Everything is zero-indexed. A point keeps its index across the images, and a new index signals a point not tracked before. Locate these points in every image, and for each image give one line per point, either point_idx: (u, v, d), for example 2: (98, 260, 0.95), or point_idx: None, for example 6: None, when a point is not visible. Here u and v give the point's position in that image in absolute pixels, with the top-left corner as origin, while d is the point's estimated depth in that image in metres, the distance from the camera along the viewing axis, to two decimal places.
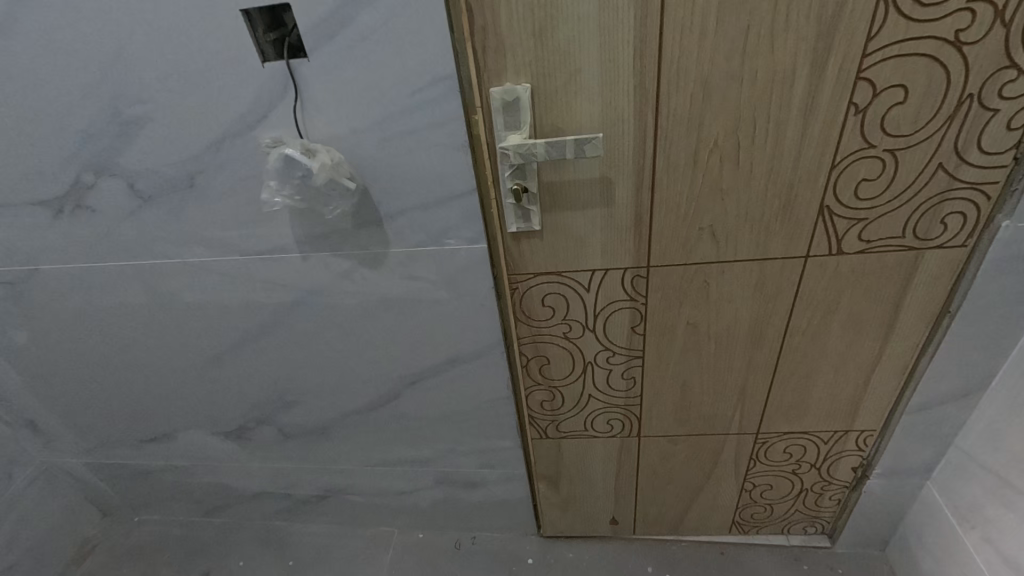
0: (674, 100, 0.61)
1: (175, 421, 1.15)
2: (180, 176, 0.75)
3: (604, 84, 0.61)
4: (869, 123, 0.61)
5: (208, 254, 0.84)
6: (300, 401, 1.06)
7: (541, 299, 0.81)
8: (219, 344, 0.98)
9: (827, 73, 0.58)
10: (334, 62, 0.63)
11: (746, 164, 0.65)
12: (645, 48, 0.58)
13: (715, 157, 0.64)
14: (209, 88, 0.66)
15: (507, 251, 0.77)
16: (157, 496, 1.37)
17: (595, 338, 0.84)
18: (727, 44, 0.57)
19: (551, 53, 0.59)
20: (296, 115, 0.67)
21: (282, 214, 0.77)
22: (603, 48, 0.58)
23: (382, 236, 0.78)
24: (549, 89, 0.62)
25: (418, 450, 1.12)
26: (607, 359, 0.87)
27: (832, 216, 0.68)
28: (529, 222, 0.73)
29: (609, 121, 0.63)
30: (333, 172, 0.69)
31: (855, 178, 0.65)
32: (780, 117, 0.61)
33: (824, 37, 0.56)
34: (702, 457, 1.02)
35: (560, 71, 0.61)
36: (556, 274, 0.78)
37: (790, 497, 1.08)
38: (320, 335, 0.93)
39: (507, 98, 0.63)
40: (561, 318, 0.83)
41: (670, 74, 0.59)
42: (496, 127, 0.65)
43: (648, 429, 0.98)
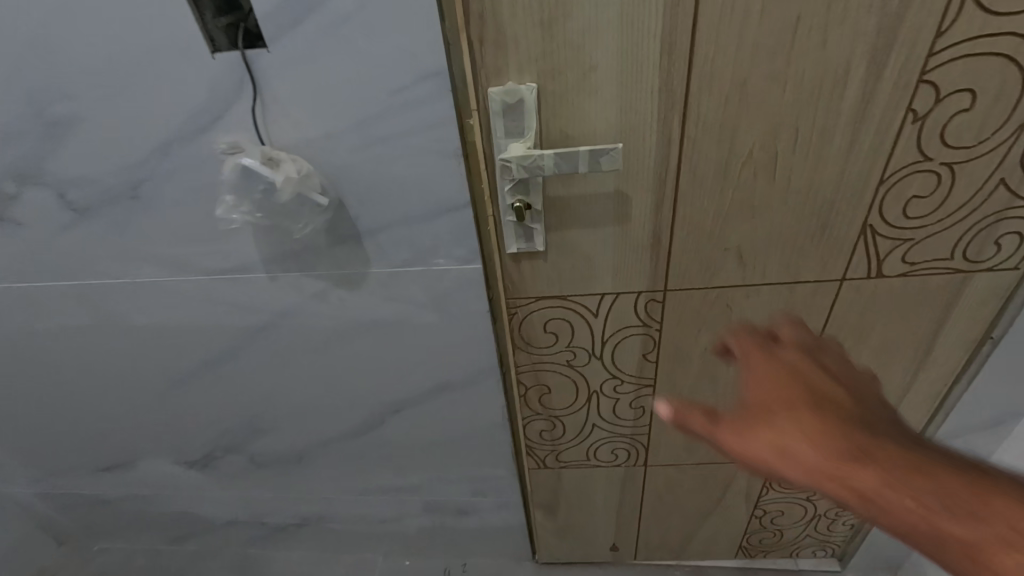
0: (705, 105, 0.52)
1: (133, 449, 1.04)
2: (117, 185, 0.63)
3: (624, 85, 0.51)
4: (927, 133, 0.52)
5: (159, 273, 0.73)
6: (271, 429, 0.95)
7: (543, 325, 0.72)
8: (178, 371, 0.87)
9: (885, 75, 0.49)
10: (301, 53, 0.53)
11: (783, 177, 0.56)
12: (674, 42, 0.48)
13: (749, 171, 0.56)
14: (149, 82, 0.55)
15: (506, 274, 0.67)
16: (119, 524, 1.26)
17: (602, 365, 0.76)
18: (771, 40, 0.48)
19: (561, 47, 0.50)
20: (256, 116, 0.57)
21: (243, 232, 0.66)
22: (625, 42, 0.49)
23: (361, 255, 0.68)
24: (558, 89, 0.52)
25: (403, 479, 1.03)
26: (614, 388, 0.79)
27: (875, 236, 0.60)
28: (532, 243, 0.63)
29: (628, 128, 0.54)
30: (300, 186, 0.59)
31: (905, 194, 0.57)
32: (826, 125, 0.52)
33: (886, 32, 0.47)
34: (712, 484, 0.95)
35: (572, 68, 0.51)
36: (561, 298, 0.69)
37: (802, 522, 1.02)
38: (292, 361, 0.83)
39: (509, 99, 0.53)
40: (565, 345, 0.75)
41: (702, 74, 0.50)
42: (495, 133, 0.55)
43: (656, 458, 0.90)
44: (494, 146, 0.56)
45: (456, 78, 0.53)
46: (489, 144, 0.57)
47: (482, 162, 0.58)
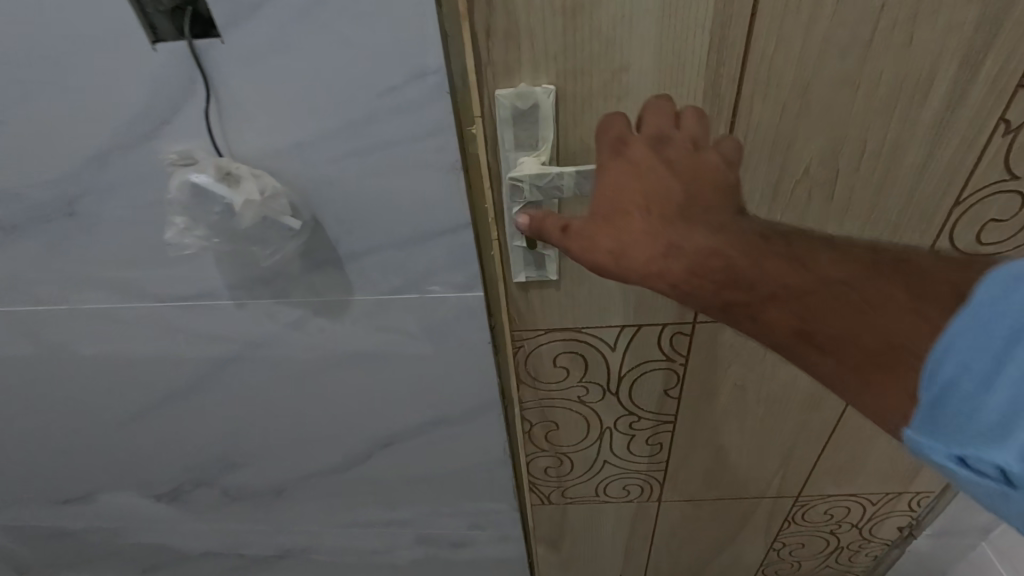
0: (757, 110, 0.43)
1: (93, 483, 0.94)
2: (49, 201, 0.53)
3: (660, 87, 0.43)
4: (1019, 147, 0.44)
5: (107, 299, 0.63)
6: (247, 463, 0.86)
7: (553, 359, 0.64)
8: (137, 403, 0.77)
9: (978, 77, 0.41)
10: (264, 45, 0.43)
11: (843, 198, 0.47)
12: (724, 35, 0.40)
13: (804, 190, 0.47)
14: (79, 78, 0.45)
15: (512, 304, 0.59)
16: (83, 555, 1.16)
17: (617, 401, 0.68)
18: (845, 33, 0.39)
19: (586, 42, 0.41)
20: (211, 122, 0.47)
21: (203, 256, 0.56)
22: (664, 35, 0.40)
23: (343, 281, 0.58)
24: (580, 93, 0.44)
25: (394, 512, 0.94)
26: (630, 425, 0.71)
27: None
28: (543, 270, 0.55)
29: None
30: (265, 209, 0.49)
31: (982, 218, 0.48)
32: (900, 137, 0.44)
33: (986, 24, 0.38)
34: (729, 519, 0.88)
35: (598, 67, 0.42)
36: (574, 331, 0.60)
37: (822, 554, 0.95)
38: (267, 393, 0.73)
39: (521, 104, 0.45)
40: (576, 381, 0.66)
41: (756, 73, 0.41)
42: (503, 145, 0.47)
43: (671, 493, 0.83)
44: (501, 160, 0.48)
45: (456, 77, 0.44)
46: (496, 157, 0.49)
47: (486, 177, 0.50)
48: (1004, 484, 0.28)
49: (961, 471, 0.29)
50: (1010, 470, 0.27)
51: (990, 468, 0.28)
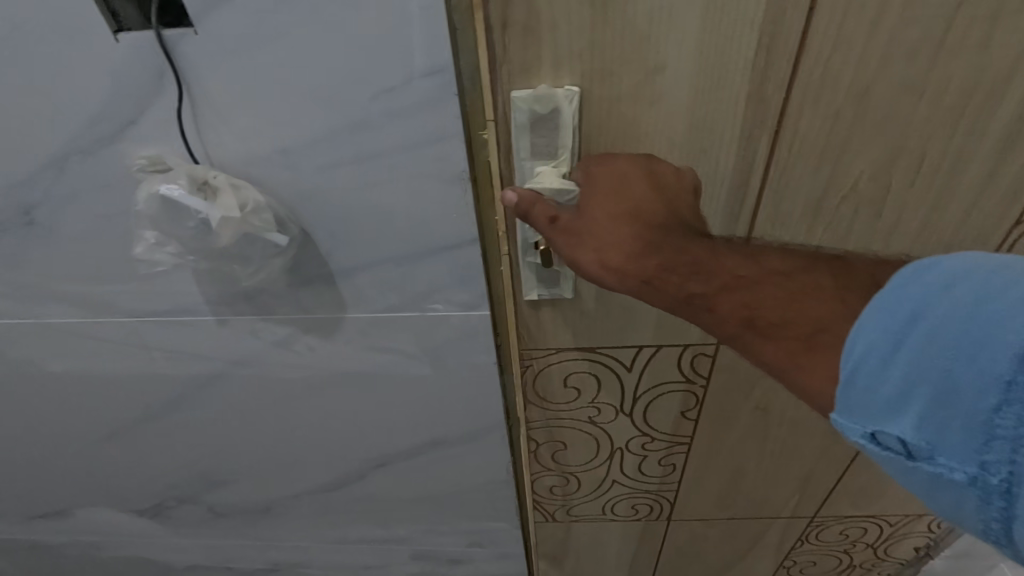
0: (805, 118, 0.38)
1: (69, 499, 0.88)
2: (3, 209, 0.47)
3: (699, 90, 0.37)
4: None
5: (74, 315, 0.57)
6: (233, 481, 0.81)
7: (564, 379, 0.58)
8: (113, 420, 0.72)
9: None
10: (245, 38, 0.37)
11: (893, 219, 0.42)
12: (777, 31, 0.34)
13: (849, 207, 0.42)
14: (30, 72, 0.39)
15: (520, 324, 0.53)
16: (62, 569, 1.11)
17: (631, 422, 0.63)
18: (916, 30, 0.34)
19: (618, 35, 0.35)
20: (185, 124, 0.41)
21: (179, 271, 0.51)
22: (709, 29, 0.34)
23: (335, 298, 0.53)
24: (607, 96, 0.38)
25: (389, 530, 0.90)
26: (642, 445, 0.67)
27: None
28: (557, 289, 0.48)
29: (696, 149, 0.40)
30: (245, 224, 0.44)
31: None
32: (966, 149, 0.39)
33: None
34: (740, 539, 0.84)
35: (629, 66, 0.36)
36: (588, 352, 0.55)
37: (832, 571, 0.92)
38: (253, 412, 0.68)
39: (540, 108, 0.38)
40: (588, 401, 0.61)
41: (809, 74, 0.36)
42: (516, 153, 0.40)
43: (682, 512, 0.78)
44: (514, 171, 0.41)
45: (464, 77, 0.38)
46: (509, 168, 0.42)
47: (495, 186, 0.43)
48: (902, 457, 0.28)
49: (869, 445, 0.29)
50: (908, 443, 0.27)
51: (894, 442, 0.28)
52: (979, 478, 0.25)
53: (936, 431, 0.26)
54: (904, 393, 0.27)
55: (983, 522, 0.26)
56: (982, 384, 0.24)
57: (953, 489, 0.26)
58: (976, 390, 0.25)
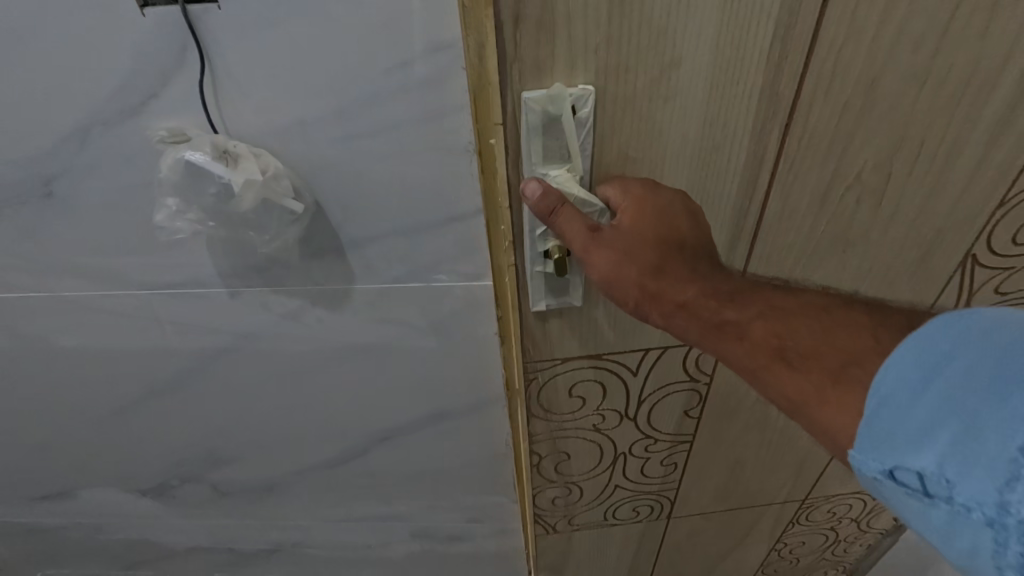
0: (815, 111, 0.40)
1: (72, 479, 0.90)
2: (23, 181, 0.49)
3: (713, 85, 0.38)
4: None
5: (88, 288, 0.59)
6: (237, 458, 0.83)
7: (569, 390, 0.60)
8: (121, 396, 0.73)
9: None
10: (268, 12, 0.39)
11: (891, 206, 0.46)
12: (792, 25, 0.36)
13: (852, 196, 0.45)
14: (57, 45, 0.41)
15: (527, 337, 0.54)
16: (63, 552, 1.12)
17: (634, 426, 0.66)
18: (922, 21, 0.36)
19: (636, 28, 0.36)
20: (206, 96, 0.43)
21: (193, 242, 0.53)
22: (726, 23, 0.36)
23: (344, 271, 0.55)
24: (621, 94, 0.39)
25: (390, 507, 0.92)
26: (645, 448, 0.70)
27: (980, 267, 0.51)
28: (566, 297, 0.50)
29: (710, 143, 0.41)
30: (265, 190, 0.46)
31: None
32: (961, 135, 0.42)
33: None
34: (735, 528, 0.87)
35: (645, 62, 0.37)
36: (595, 359, 0.57)
37: (820, 548, 0.96)
38: (260, 386, 0.70)
39: (552, 110, 0.39)
40: (593, 409, 0.63)
41: (822, 66, 0.38)
42: (526, 156, 0.41)
43: (682, 509, 0.82)
44: (525, 172, 0.42)
45: (471, 55, 0.39)
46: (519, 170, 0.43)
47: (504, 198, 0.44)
48: (920, 494, 0.26)
49: (888, 481, 0.28)
50: (927, 478, 0.26)
51: (911, 478, 0.27)
52: (995, 518, 0.24)
53: (960, 466, 0.25)
54: (930, 429, 0.26)
55: (995, 564, 0.25)
56: (1010, 423, 0.24)
57: (968, 530, 0.25)
58: (999, 431, 0.24)
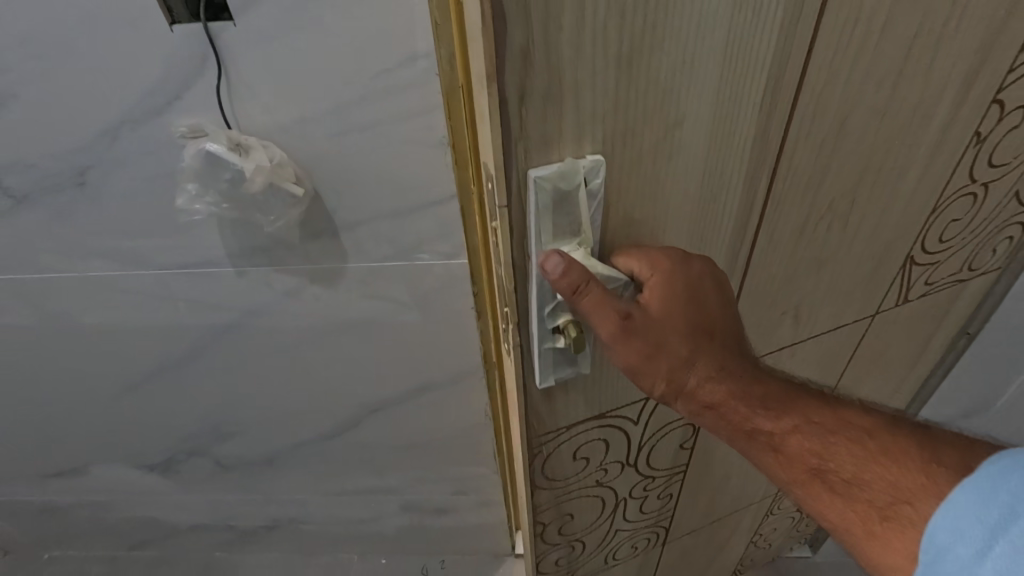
0: (798, 152, 0.45)
1: (84, 455, 0.96)
2: (60, 171, 0.57)
3: (712, 141, 0.40)
4: (981, 155, 0.53)
5: (111, 268, 0.66)
6: (240, 432, 0.90)
7: (574, 453, 0.63)
8: (134, 372, 0.80)
9: (970, 93, 0.47)
10: (273, 26, 0.47)
11: (853, 226, 0.54)
12: (780, 79, 0.39)
13: (825, 220, 0.52)
14: (96, 56, 0.49)
15: (537, 410, 0.55)
16: (70, 533, 1.19)
17: (633, 471, 0.71)
18: (881, 66, 0.42)
19: (639, 95, 0.36)
20: (221, 97, 0.51)
21: (207, 225, 0.61)
22: (725, 83, 0.37)
23: (338, 251, 0.63)
24: (627, 160, 0.39)
25: (380, 480, 0.99)
26: (643, 488, 0.75)
27: (913, 264, 0.62)
28: (575, 363, 0.50)
29: (712, 193, 0.43)
30: (271, 176, 0.54)
31: (948, 220, 0.58)
32: (907, 158, 0.50)
33: (983, 52, 0.44)
34: (721, 533, 0.98)
35: (651, 126, 0.37)
36: (599, 418, 0.60)
37: (787, 527, 1.10)
38: (262, 361, 0.78)
39: (563, 186, 0.38)
40: (597, 465, 0.66)
41: (804, 112, 0.42)
42: (536, 233, 0.40)
43: (677, 530, 0.89)
44: (535, 250, 0.41)
45: (444, 63, 0.49)
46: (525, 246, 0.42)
47: (510, 281, 0.44)
48: None
49: None
50: None
51: None
52: None
53: None
54: None
55: None
56: None
57: None
58: None
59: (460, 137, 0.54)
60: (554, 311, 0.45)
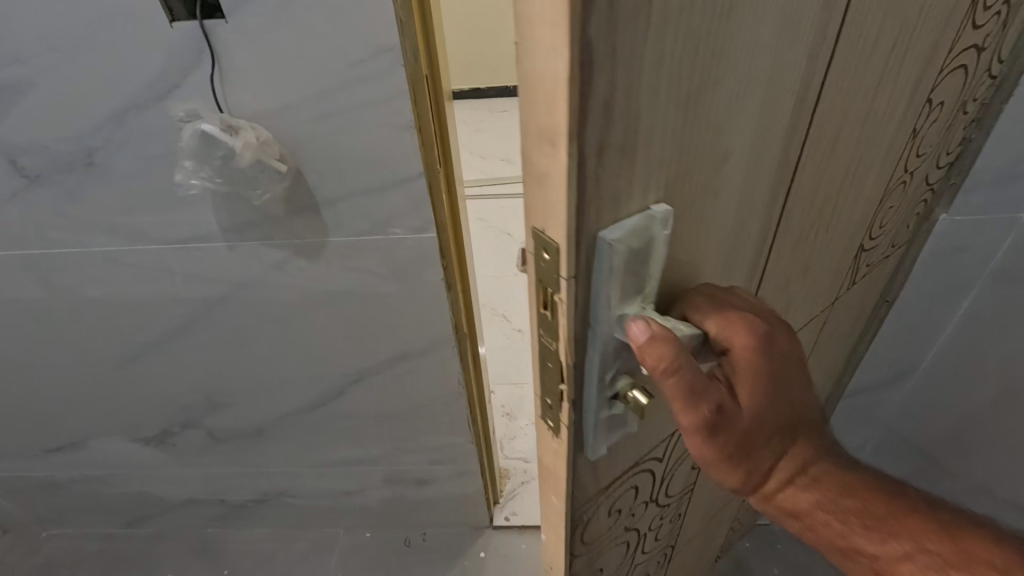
0: (806, 166, 0.45)
1: (83, 429, 1.03)
2: (71, 153, 0.64)
3: (749, 164, 0.38)
4: (913, 146, 0.59)
5: (114, 243, 0.73)
6: (232, 403, 0.97)
7: (610, 508, 0.54)
8: (133, 344, 0.87)
9: (915, 93, 0.52)
10: (261, 23, 0.55)
11: (830, 226, 0.56)
12: (804, 96, 0.38)
13: (815, 226, 0.53)
14: (105, 49, 0.56)
15: (582, 478, 0.46)
16: (68, 509, 1.24)
17: (655, 503, 0.65)
18: (865, 75, 0.44)
19: (699, 132, 0.32)
20: (215, 85, 0.59)
21: (202, 201, 0.68)
22: (765, 107, 0.35)
23: (320, 225, 0.71)
24: (682, 201, 0.34)
25: (364, 450, 1.06)
26: (659, 517, 0.69)
27: (862, 252, 0.67)
28: (625, 424, 0.43)
29: (741, 219, 0.41)
30: (259, 152, 0.62)
31: (888, 206, 0.64)
32: (872, 157, 0.53)
33: (928, 55, 0.49)
34: (712, 532, 1.00)
35: (704, 162, 0.34)
36: (635, 464, 0.53)
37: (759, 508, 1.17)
38: (251, 332, 0.85)
39: (635, 244, 0.32)
40: (628, 512, 0.58)
41: (814, 125, 0.42)
42: (605, 299, 0.34)
43: (681, 540, 0.87)
44: (601, 316, 0.34)
45: (408, 55, 0.57)
46: (586, 313, 0.34)
47: (568, 354, 0.36)
48: None
49: None
50: None
51: None
52: None
53: None
54: None
55: None
56: None
57: None
58: None
59: (424, 120, 0.62)
60: (610, 377, 0.38)
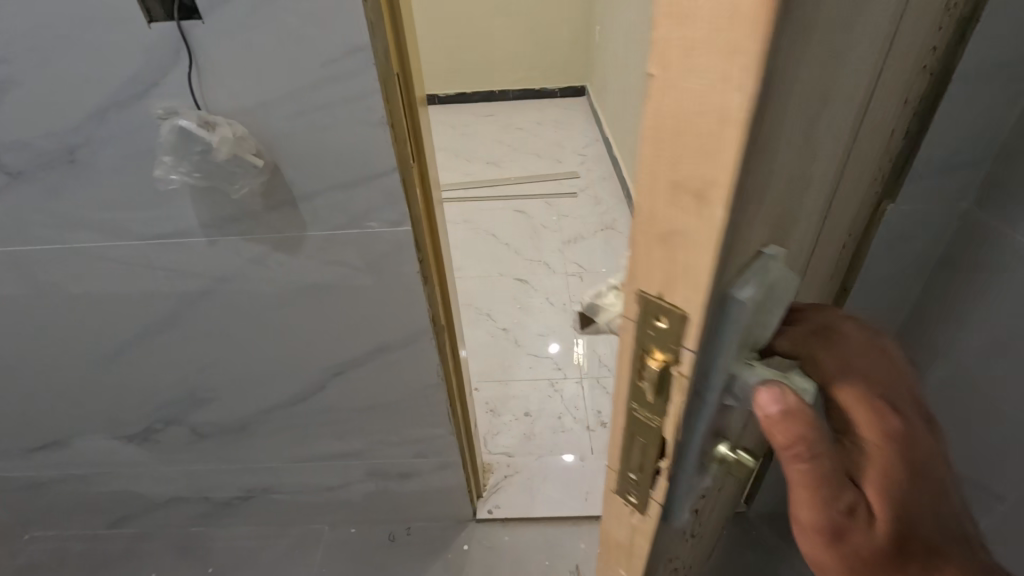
0: (839, 181, 0.45)
1: (66, 427, 1.03)
2: (53, 149, 0.66)
3: (816, 189, 0.37)
4: (888, 146, 0.62)
5: (95, 239, 0.75)
6: (214, 398, 0.98)
7: (672, 543, 0.53)
8: (115, 340, 0.89)
9: (899, 98, 0.55)
10: (236, 24, 0.57)
11: (833, 231, 0.58)
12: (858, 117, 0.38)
13: (827, 235, 0.55)
14: (86, 48, 0.58)
15: (663, 529, 0.44)
16: (51, 510, 1.24)
17: (698, 522, 0.64)
18: (883, 90, 0.46)
19: (798, 167, 0.31)
20: (193, 83, 0.61)
21: (182, 196, 0.70)
22: (838, 133, 0.35)
23: (298, 219, 0.73)
24: (774, 237, 0.33)
25: (347, 444, 1.08)
26: (695, 533, 0.69)
27: (841, 248, 0.70)
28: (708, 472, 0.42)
29: (802, 242, 0.41)
30: (236, 147, 0.64)
31: (864, 203, 0.67)
32: (868, 162, 0.56)
33: (913, 64, 0.52)
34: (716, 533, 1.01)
35: (792, 195, 0.33)
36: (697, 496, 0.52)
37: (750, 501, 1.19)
38: (233, 326, 0.87)
39: (758, 303, 0.31)
40: (680, 539, 0.57)
41: (852, 142, 0.43)
42: (723, 358, 0.31)
43: (701, 547, 0.87)
44: (713, 378, 0.32)
45: (379, 54, 0.60)
46: (700, 378, 0.32)
47: (676, 422, 0.34)
48: None
49: None
50: None
51: None
52: None
53: None
54: None
55: None
56: None
57: None
58: None
59: (396, 117, 0.65)
60: (708, 433, 0.36)
